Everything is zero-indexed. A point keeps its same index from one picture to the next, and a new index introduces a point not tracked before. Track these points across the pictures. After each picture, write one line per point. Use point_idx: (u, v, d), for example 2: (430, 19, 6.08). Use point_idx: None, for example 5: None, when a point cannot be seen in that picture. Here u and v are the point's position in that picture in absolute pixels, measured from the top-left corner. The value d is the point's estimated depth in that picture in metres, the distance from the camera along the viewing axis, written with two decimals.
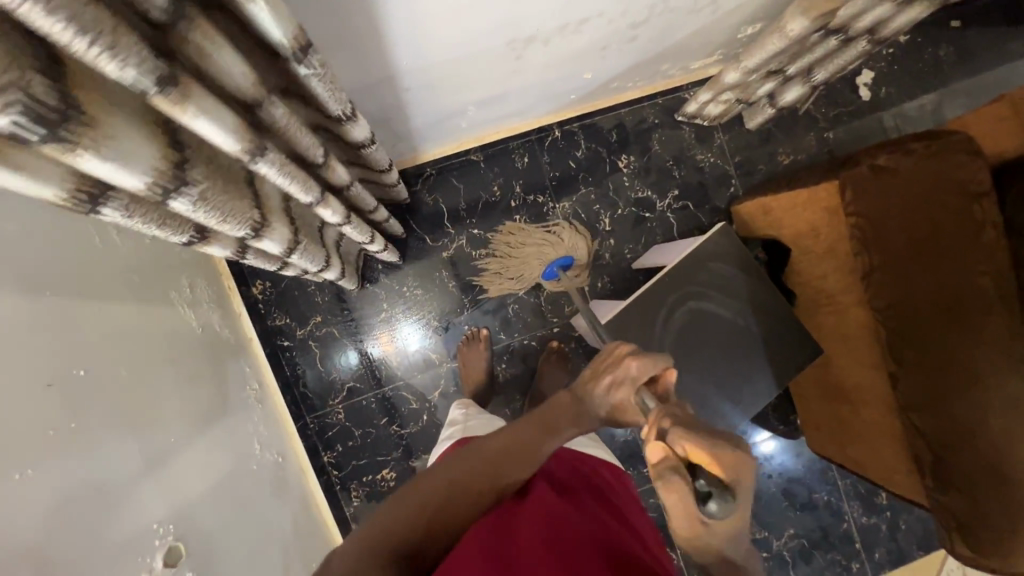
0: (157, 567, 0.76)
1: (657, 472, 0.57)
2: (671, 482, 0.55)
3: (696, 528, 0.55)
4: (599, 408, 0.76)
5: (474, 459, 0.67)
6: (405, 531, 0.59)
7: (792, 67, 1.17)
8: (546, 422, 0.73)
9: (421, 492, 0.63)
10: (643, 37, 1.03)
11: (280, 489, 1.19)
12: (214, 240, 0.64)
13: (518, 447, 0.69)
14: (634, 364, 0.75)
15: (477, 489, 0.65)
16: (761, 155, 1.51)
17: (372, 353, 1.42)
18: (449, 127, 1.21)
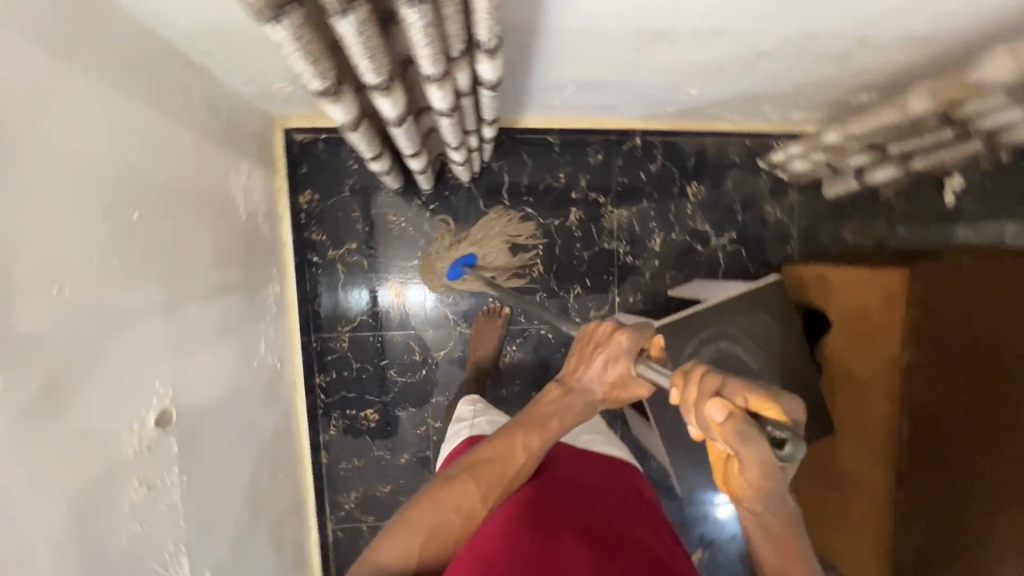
0: (148, 423, 0.76)
1: (732, 430, 0.53)
2: (751, 438, 0.52)
3: (772, 470, 0.54)
4: (593, 389, 0.77)
5: (460, 485, 0.71)
6: (405, 554, 0.67)
7: (895, 147, 1.14)
8: (530, 422, 0.75)
9: (411, 519, 0.69)
10: (764, 70, 1.02)
11: (270, 394, 1.19)
12: (342, 98, 0.73)
13: (502, 453, 0.73)
14: (626, 336, 0.74)
15: (468, 507, 0.70)
16: (829, 230, 1.49)
17: (383, 300, 1.42)
18: (542, 100, 1.19)
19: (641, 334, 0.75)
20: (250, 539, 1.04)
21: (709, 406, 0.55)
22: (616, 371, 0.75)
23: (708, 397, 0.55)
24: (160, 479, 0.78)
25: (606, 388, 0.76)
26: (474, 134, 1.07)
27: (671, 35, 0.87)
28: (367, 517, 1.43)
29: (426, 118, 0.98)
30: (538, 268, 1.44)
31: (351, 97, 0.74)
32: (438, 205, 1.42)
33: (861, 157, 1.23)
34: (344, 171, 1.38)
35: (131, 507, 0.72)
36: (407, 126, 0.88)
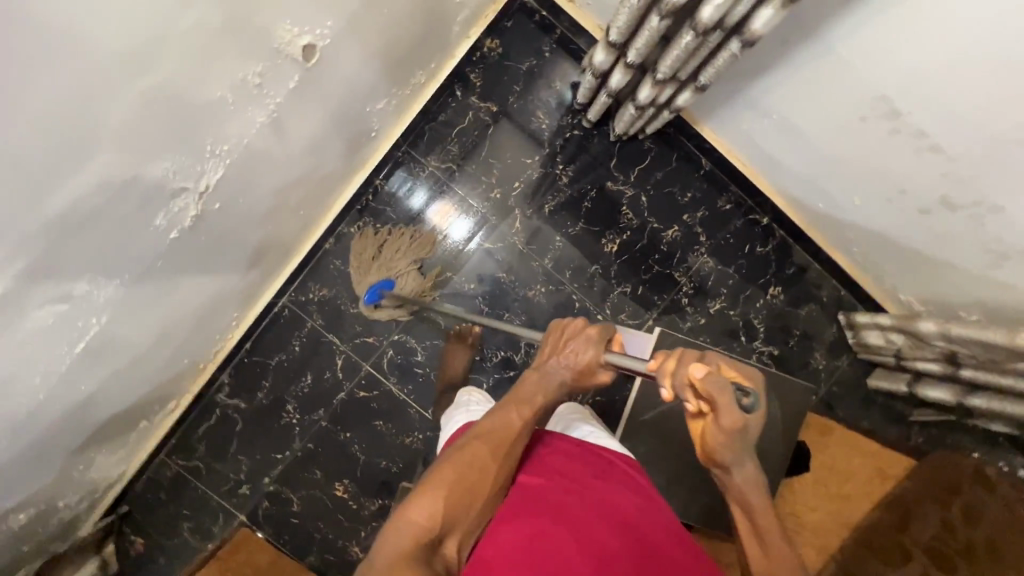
0: (298, 43, 0.77)
1: (710, 385, 0.64)
2: (725, 390, 0.64)
3: (742, 422, 0.65)
4: (564, 376, 0.81)
5: (468, 451, 0.75)
6: (429, 515, 0.69)
7: (967, 371, 1.17)
8: (515, 399, 0.80)
9: (429, 486, 0.71)
10: (930, 223, 1.06)
11: (351, 149, 1.20)
12: None
13: (499, 420, 0.79)
14: (593, 330, 0.81)
15: (478, 468, 0.74)
16: (849, 409, 1.48)
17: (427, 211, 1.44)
18: (734, 117, 1.25)
19: (605, 330, 0.82)
20: (250, 229, 1.03)
21: (691, 365, 0.66)
22: (586, 361, 0.81)
23: (688, 362, 0.67)
24: (268, 92, 0.78)
25: (575, 375, 0.81)
26: (671, 86, 1.09)
27: (901, 124, 0.92)
28: (316, 318, 1.41)
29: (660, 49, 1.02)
30: (611, 247, 1.46)
31: None
32: (580, 136, 1.46)
33: (932, 363, 1.25)
34: (536, 52, 1.44)
35: (239, 80, 0.72)
36: (663, 23, 0.90)
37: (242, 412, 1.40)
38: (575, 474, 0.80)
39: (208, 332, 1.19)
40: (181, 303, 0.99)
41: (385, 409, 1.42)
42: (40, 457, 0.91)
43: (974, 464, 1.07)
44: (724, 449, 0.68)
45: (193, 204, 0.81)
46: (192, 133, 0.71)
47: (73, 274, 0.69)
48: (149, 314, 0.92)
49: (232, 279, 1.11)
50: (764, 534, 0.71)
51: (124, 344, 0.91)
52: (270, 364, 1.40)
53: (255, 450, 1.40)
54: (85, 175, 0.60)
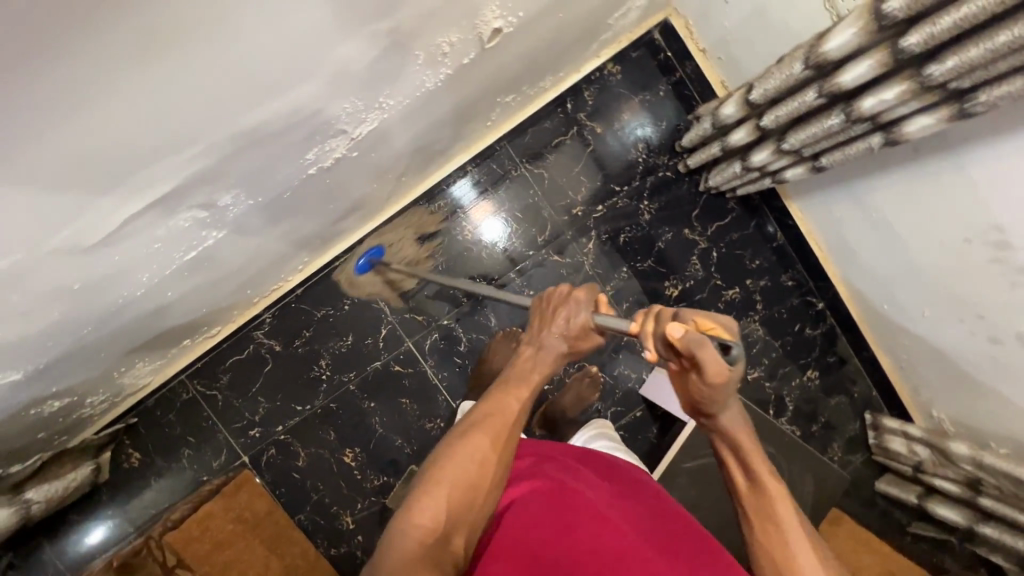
0: (492, 26, 0.79)
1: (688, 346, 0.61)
2: (703, 348, 0.60)
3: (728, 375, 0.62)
4: (560, 346, 0.78)
5: (469, 446, 0.70)
6: (435, 515, 0.65)
7: (987, 499, 1.21)
8: (509, 376, 0.77)
9: (430, 487, 0.67)
10: (997, 352, 1.09)
11: (466, 133, 1.21)
12: (860, 30, 0.80)
13: (497, 407, 0.74)
14: (581, 292, 0.78)
15: (482, 465, 0.69)
16: (853, 505, 1.51)
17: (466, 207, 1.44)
18: (829, 202, 1.29)
19: (590, 292, 0.79)
20: (362, 183, 1.03)
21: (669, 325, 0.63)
22: (580, 324, 0.78)
23: (666, 322, 0.64)
24: (447, 61, 0.80)
25: (570, 343, 0.79)
26: (790, 158, 1.12)
27: (1004, 256, 0.96)
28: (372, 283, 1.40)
29: (795, 124, 1.04)
30: (672, 291, 1.49)
31: (854, 41, 0.81)
32: (670, 178, 1.49)
33: (952, 484, 1.29)
34: (652, 87, 1.48)
35: (435, 44, 0.73)
36: (817, 100, 0.93)
37: (275, 355, 1.38)
38: (582, 466, 0.83)
39: (278, 270, 1.18)
40: (277, 236, 0.98)
41: (415, 389, 1.41)
42: (100, 350, 0.89)
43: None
44: (708, 400, 0.66)
45: (340, 148, 0.81)
46: (376, 82, 0.71)
47: (226, 186, 0.69)
48: (251, 240, 0.91)
49: (323, 225, 1.11)
50: (757, 479, 0.69)
51: (219, 263, 0.90)
52: (316, 315, 1.39)
53: (276, 396, 1.38)
54: (287, 98, 0.61)
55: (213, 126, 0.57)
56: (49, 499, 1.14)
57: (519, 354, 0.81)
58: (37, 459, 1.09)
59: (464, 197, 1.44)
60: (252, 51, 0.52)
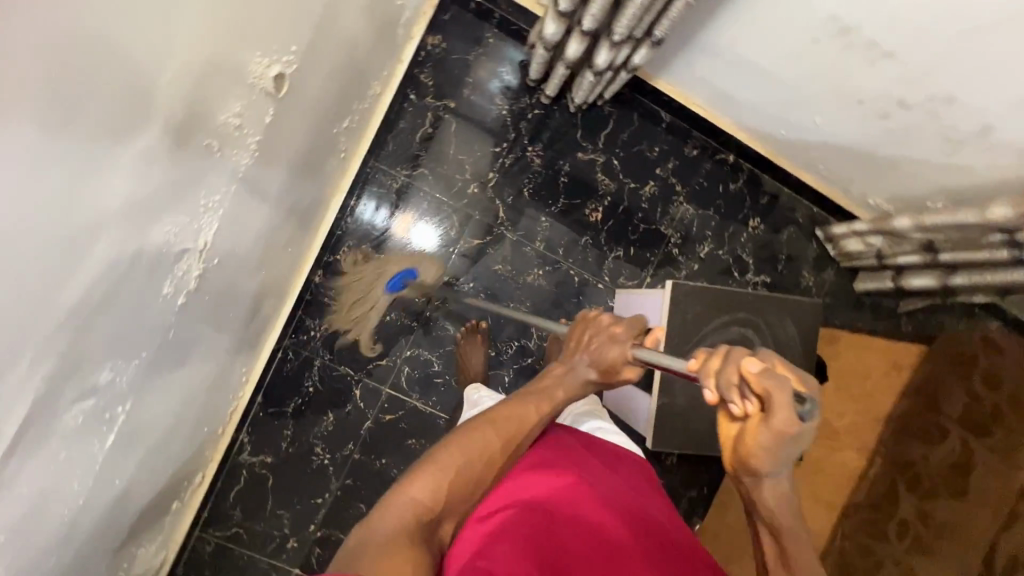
0: (268, 74, 0.74)
1: (766, 381, 0.51)
2: (783, 397, 0.51)
3: (795, 428, 0.53)
4: (589, 373, 0.75)
5: (475, 436, 0.68)
6: (432, 492, 0.63)
7: (946, 255, 1.26)
8: (534, 391, 0.75)
9: (433, 466, 0.64)
10: (890, 125, 1.13)
11: (328, 174, 1.17)
12: None
13: (516, 410, 0.72)
14: (622, 329, 0.73)
15: (487, 458, 0.68)
16: (844, 315, 1.58)
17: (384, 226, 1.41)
18: (688, 64, 1.28)
19: (636, 323, 0.75)
20: (247, 276, 0.98)
21: (740, 359, 0.53)
22: (613, 359, 0.73)
23: (738, 363, 0.53)
24: (247, 131, 0.75)
25: (602, 370, 0.74)
26: (629, 45, 1.11)
27: (853, 37, 0.99)
28: (324, 353, 1.38)
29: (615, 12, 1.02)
30: (596, 215, 1.49)
31: None
32: (541, 114, 1.46)
33: (912, 255, 1.35)
34: (480, 39, 1.43)
35: (221, 124, 0.68)
36: None
37: (270, 467, 1.35)
38: (583, 462, 0.77)
39: (223, 392, 1.14)
40: (196, 368, 0.95)
41: (415, 426, 1.40)
42: (87, 563, 0.85)
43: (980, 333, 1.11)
44: (764, 458, 0.56)
45: (195, 265, 0.77)
46: (183, 189, 0.66)
47: (96, 363, 0.64)
48: (167, 389, 0.87)
49: (237, 333, 1.06)
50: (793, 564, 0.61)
51: (151, 425, 0.86)
52: (288, 411, 1.36)
53: (293, 501, 1.36)
54: (94, 256, 0.56)
55: (38, 323, 0.52)
56: None
57: (544, 371, 0.77)
58: None
59: (387, 224, 1.41)
60: (22, 238, 0.47)
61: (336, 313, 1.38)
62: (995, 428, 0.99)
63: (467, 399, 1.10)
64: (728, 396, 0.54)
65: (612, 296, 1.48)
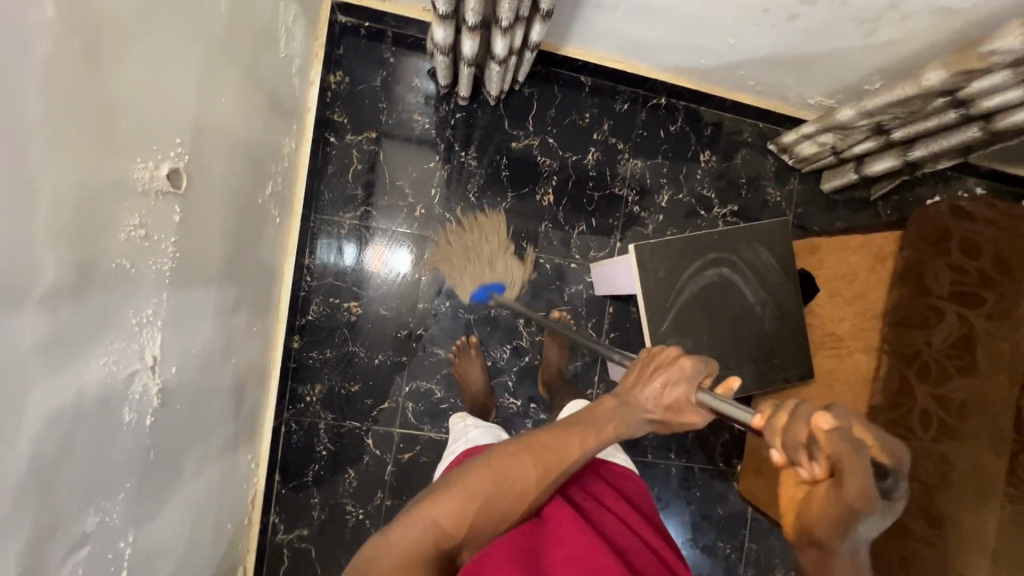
0: (161, 172, 0.72)
1: (836, 446, 0.45)
2: (856, 460, 0.44)
3: (874, 507, 0.44)
4: (649, 410, 0.74)
5: (512, 464, 0.66)
6: (454, 517, 0.62)
7: (900, 131, 1.23)
8: (587, 425, 0.71)
9: (463, 487, 0.64)
10: (802, 23, 1.09)
11: (267, 243, 1.15)
12: None
13: (560, 440, 0.69)
14: (690, 363, 0.72)
15: (519, 488, 0.66)
16: (820, 219, 1.55)
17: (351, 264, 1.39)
18: (588, 23, 1.25)
19: (703, 365, 0.72)
20: (216, 371, 0.97)
21: (813, 416, 0.48)
22: (676, 397, 0.72)
23: (806, 414, 0.48)
24: (159, 236, 0.73)
25: (664, 410, 0.73)
26: (522, 25, 1.09)
27: None
28: (325, 414, 1.37)
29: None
30: (548, 197, 1.46)
31: None
32: (464, 116, 1.44)
33: (867, 142, 1.32)
34: (381, 62, 1.40)
35: (127, 239, 0.66)
36: None
37: (309, 539, 1.35)
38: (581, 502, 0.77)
39: (234, 485, 1.13)
40: (195, 475, 0.94)
41: (436, 456, 1.40)
42: None
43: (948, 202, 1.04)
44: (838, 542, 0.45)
45: (151, 381, 0.75)
46: (108, 315, 0.64)
47: (77, 513, 0.63)
48: (170, 506, 0.86)
49: (227, 426, 1.05)
50: None
51: (166, 544, 0.85)
52: (308, 480, 1.35)
53: (341, 565, 1.35)
54: (32, 416, 0.54)
55: None
56: None
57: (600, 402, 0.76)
58: None
59: (359, 258, 1.39)
60: None
61: (325, 372, 1.37)
62: (987, 292, 0.95)
63: (455, 431, 1.12)
64: (794, 456, 0.48)
65: (588, 271, 1.46)
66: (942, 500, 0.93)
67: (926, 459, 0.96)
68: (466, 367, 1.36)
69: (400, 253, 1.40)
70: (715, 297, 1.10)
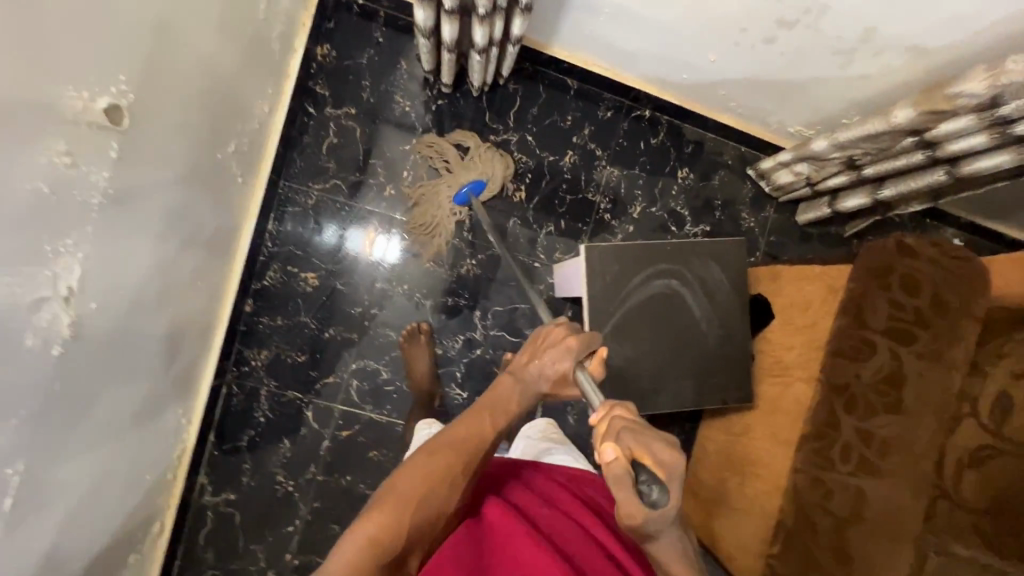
0: (96, 106, 0.73)
1: (613, 472, 0.61)
2: (620, 481, 0.60)
3: (641, 514, 0.59)
4: (539, 385, 0.81)
5: (433, 463, 0.70)
6: (389, 527, 0.63)
7: (870, 168, 1.22)
8: (492, 404, 0.77)
9: (395, 495, 0.66)
10: (779, 48, 1.10)
11: (225, 200, 1.16)
12: None
13: (473, 425, 0.74)
14: (574, 341, 0.81)
15: (447, 482, 0.69)
16: (791, 250, 1.54)
17: (331, 241, 1.40)
18: (573, 25, 1.27)
19: (586, 338, 0.81)
20: (147, 317, 0.97)
21: (603, 446, 0.63)
22: (561, 371, 0.80)
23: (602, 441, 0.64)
24: (88, 169, 0.74)
25: (552, 382, 0.81)
26: (501, 16, 1.10)
27: None
28: (268, 382, 1.36)
29: None
30: (520, 194, 1.47)
31: None
32: (446, 103, 1.44)
33: (839, 176, 1.31)
34: (370, 40, 1.41)
35: (47, 164, 0.67)
36: None
37: (236, 504, 1.34)
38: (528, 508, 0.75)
39: (158, 437, 1.12)
40: (109, 417, 0.93)
41: (375, 437, 1.39)
42: None
43: (896, 237, 0.96)
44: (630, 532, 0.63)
45: (62, 311, 0.75)
46: (15, 237, 0.64)
47: None
48: (75, 443, 0.85)
49: (155, 377, 1.05)
50: None
51: (65, 480, 0.84)
52: (243, 445, 1.35)
53: (265, 534, 1.34)
54: None
55: None
56: None
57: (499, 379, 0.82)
58: None
59: (347, 238, 1.40)
60: None
61: (275, 339, 1.37)
62: (920, 331, 0.94)
63: (418, 437, 1.14)
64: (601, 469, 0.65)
65: (552, 273, 1.46)
66: (852, 537, 0.93)
67: (842, 492, 0.94)
68: (415, 354, 1.36)
69: (396, 241, 1.41)
70: (660, 308, 1.10)
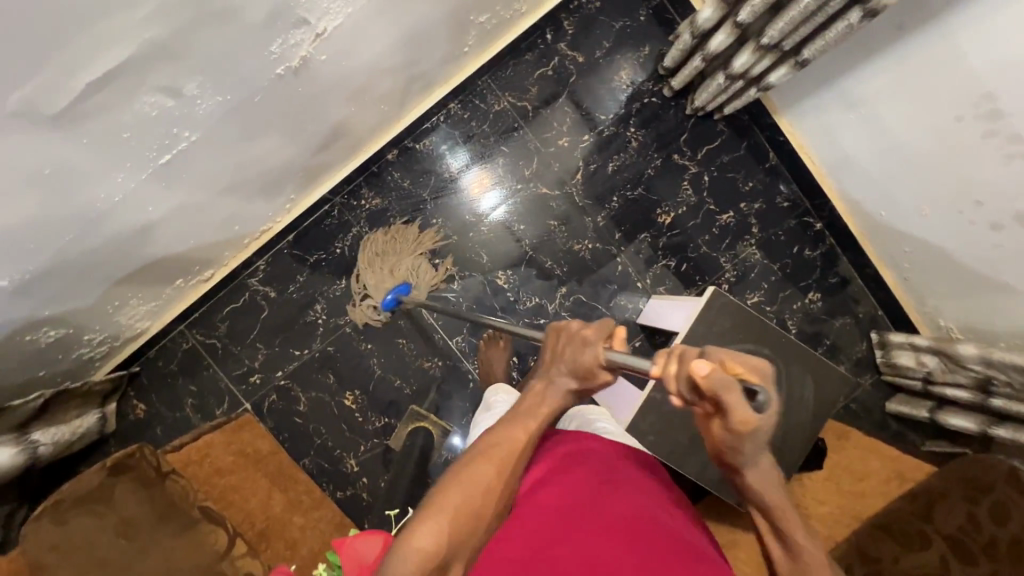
0: None
1: (720, 383, 0.51)
2: (729, 394, 0.51)
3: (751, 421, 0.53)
4: (571, 383, 0.68)
5: (473, 471, 0.63)
6: (437, 535, 0.58)
7: (1000, 399, 1.17)
8: (521, 413, 0.69)
9: (442, 502, 0.61)
10: (995, 240, 1.07)
11: (444, 57, 1.23)
12: None
13: (509, 433, 0.67)
14: (592, 330, 0.67)
15: (495, 491, 0.64)
16: (865, 427, 1.48)
17: (465, 178, 1.44)
18: (819, 106, 1.28)
19: (606, 324, 0.67)
20: (336, 99, 1.03)
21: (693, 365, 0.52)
22: (589, 365, 0.66)
23: (687, 363, 0.53)
24: None
25: (586, 382, 0.67)
26: (771, 54, 1.11)
27: (997, 128, 0.96)
28: (363, 225, 1.41)
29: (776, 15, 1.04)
30: (665, 219, 1.47)
31: None
32: (657, 104, 1.47)
33: (962, 389, 1.25)
34: (633, 14, 1.46)
35: None
36: None
37: (271, 302, 1.39)
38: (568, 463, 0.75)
39: (265, 202, 1.19)
40: (257, 155, 1.00)
41: (412, 329, 1.42)
42: (93, 270, 0.90)
43: (1010, 465, 0.99)
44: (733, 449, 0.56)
45: (306, 42, 0.82)
46: None
47: (190, 69, 0.69)
48: (228, 153, 0.91)
49: (303, 153, 1.11)
50: (785, 533, 0.62)
51: (202, 175, 0.91)
52: (308, 260, 1.40)
53: (275, 341, 1.39)
54: None
55: None
56: (58, 444, 1.14)
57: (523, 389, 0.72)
58: (41, 396, 1.08)
59: (464, 171, 1.44)
60: None
61: (392, 195, 1.42)
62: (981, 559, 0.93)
63: (484, 403, 1.07)
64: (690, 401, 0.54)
65: (646, 300, 1.45)
66: None
67: None
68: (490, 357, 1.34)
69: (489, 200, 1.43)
70: None
